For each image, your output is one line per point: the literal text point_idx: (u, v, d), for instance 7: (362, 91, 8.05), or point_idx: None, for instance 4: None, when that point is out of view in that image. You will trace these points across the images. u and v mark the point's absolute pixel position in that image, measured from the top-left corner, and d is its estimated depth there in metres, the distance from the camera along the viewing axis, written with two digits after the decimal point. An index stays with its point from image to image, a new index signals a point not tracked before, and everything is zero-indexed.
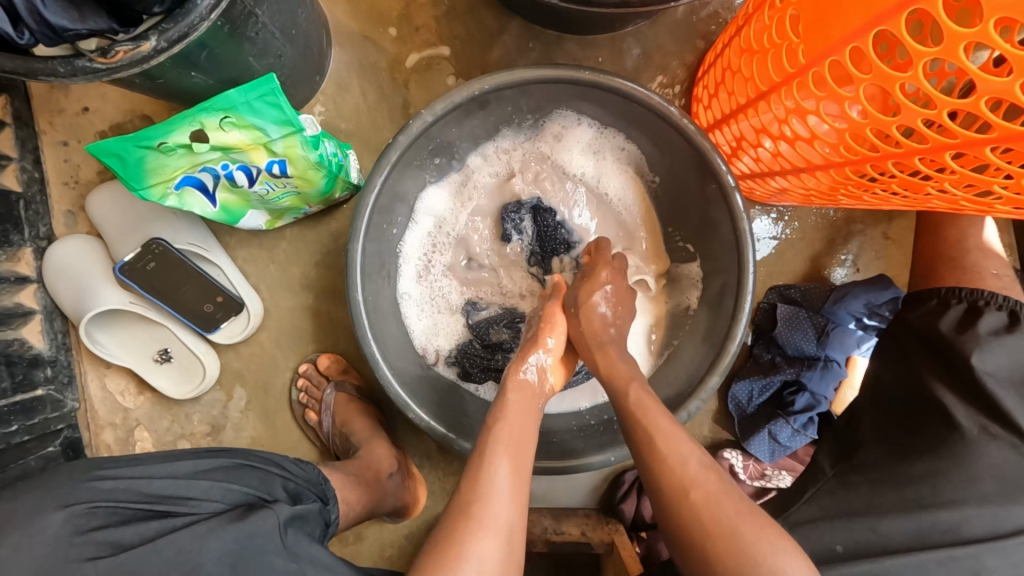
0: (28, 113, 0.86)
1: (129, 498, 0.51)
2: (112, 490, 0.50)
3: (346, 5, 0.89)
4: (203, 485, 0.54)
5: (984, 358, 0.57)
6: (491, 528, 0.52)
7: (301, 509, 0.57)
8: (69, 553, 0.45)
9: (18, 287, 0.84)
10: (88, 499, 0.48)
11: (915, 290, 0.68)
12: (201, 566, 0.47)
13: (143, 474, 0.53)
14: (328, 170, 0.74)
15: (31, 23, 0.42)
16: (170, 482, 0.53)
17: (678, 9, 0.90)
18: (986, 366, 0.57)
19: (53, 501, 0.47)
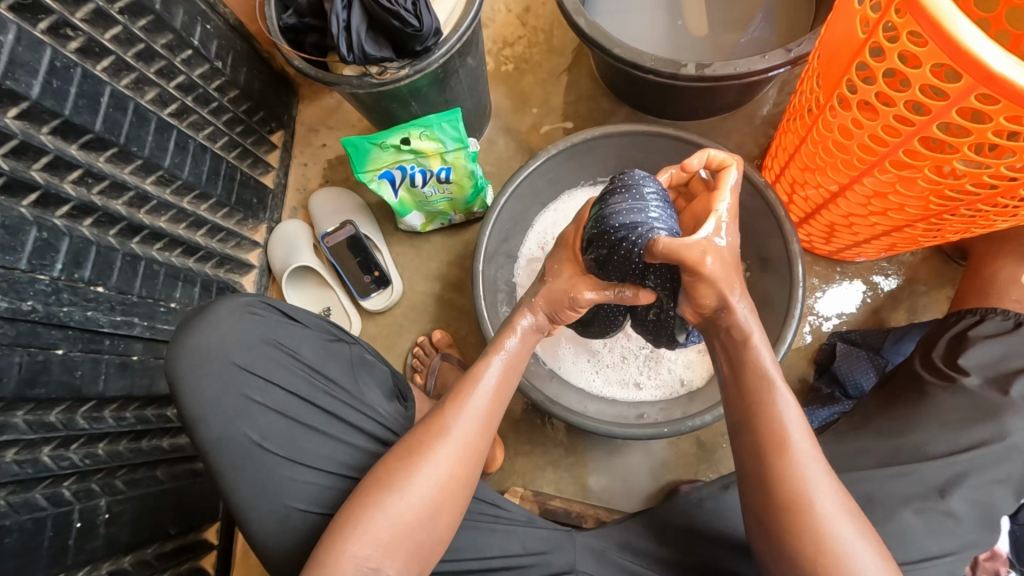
0: (290, 144, 1.31)
1: (281, 307, 0.85)
2: (275, 302, 0.84)
3: (505, 93, 1.28)
4: (319, 323, 0.87)
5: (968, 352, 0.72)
6: (446, 455, 0.66)
7: (371, 365, 0.86)
8: (244, 313, 0.81)
9: (251, 247, 1.21)
10: (264, 299, 0.84)
11: (950, 313, 0.82)
12: (303, 352, 0.82)
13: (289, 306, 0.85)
14: (476, 182, 1.05)
15: (356, 50, 0.78)
16: (303, 315, 0.86)
17: (755, 109, 1.17)
18: (975, 355, 0.72)
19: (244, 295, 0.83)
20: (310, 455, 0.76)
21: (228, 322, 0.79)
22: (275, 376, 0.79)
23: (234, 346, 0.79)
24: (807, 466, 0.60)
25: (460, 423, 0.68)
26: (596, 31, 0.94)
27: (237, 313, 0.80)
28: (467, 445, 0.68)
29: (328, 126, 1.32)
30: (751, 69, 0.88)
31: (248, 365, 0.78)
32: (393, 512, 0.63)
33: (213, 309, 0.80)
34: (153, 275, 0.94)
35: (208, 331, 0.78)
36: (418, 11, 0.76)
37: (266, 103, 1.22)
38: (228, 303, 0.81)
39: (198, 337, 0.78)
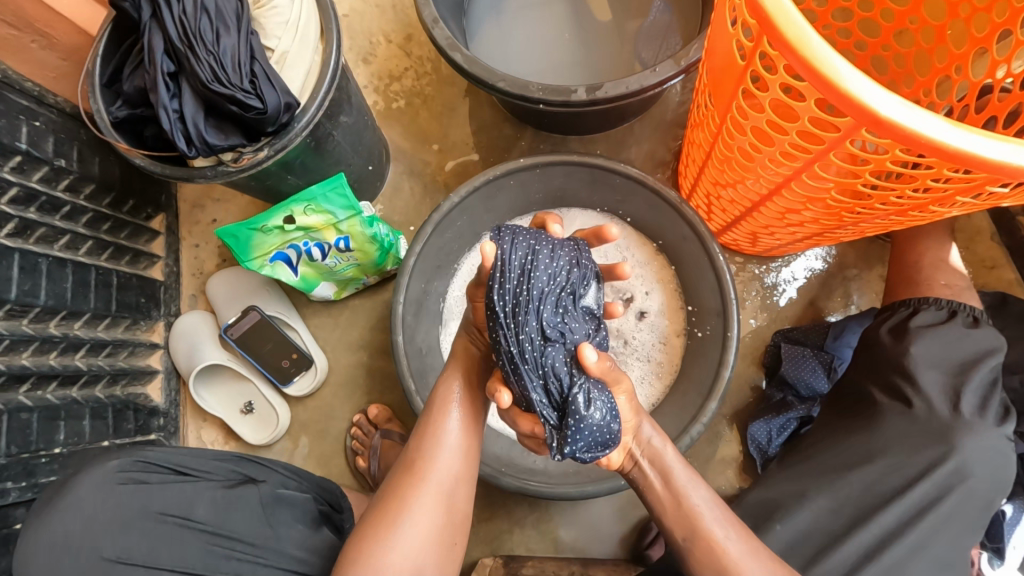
0: (175, 226, 1.18)
1: (162, 462, 0.72)
2: (154, 456, 0.72)
3: (401, 132, 1.19)
4: (215, 464, 0.75)
5: (913, 347, 0.70)
6: (433, 494, 0.67)
7: (290, 495, 0.75)
8: (112, 482, 0.67)
9: (150, 352, 1.09)
10: (140, 455, 0.71)
11: (888, 305, 0.80)
12: (195, 512, 0.69)
13: (178, 453, 0.74)
14: (381, 244, 0.95)
15: (197, 142, 0.67)
16: (193, 459, 0.74)
17: (661, 112, 1.12)
18: (921, 353, 0.70)
19: (112, 459, 0.69)
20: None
21: (91, 504, 0.65)
22: (164, 558, 0.65)
23: (100, 533, 0.64)
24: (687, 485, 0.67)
25: (437, 472, 0.68)
26: (477, 66, 0.86)
27: (103, 488, 0.66)
28: (446, 492, 0.68)
29: (214, 199, 1.19)
30: (644, 85, 0.82)
31: (126, 553, 0.64)
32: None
33: (71, 489, 0.65)
34: (24, 425, 0.81)
35: (64, 522, 0.63)
36: (259, 89, 0.66)
37: (135, 190, 1.08)
38: (91, 474, 0.67)
39: (50, 534, 0.63)
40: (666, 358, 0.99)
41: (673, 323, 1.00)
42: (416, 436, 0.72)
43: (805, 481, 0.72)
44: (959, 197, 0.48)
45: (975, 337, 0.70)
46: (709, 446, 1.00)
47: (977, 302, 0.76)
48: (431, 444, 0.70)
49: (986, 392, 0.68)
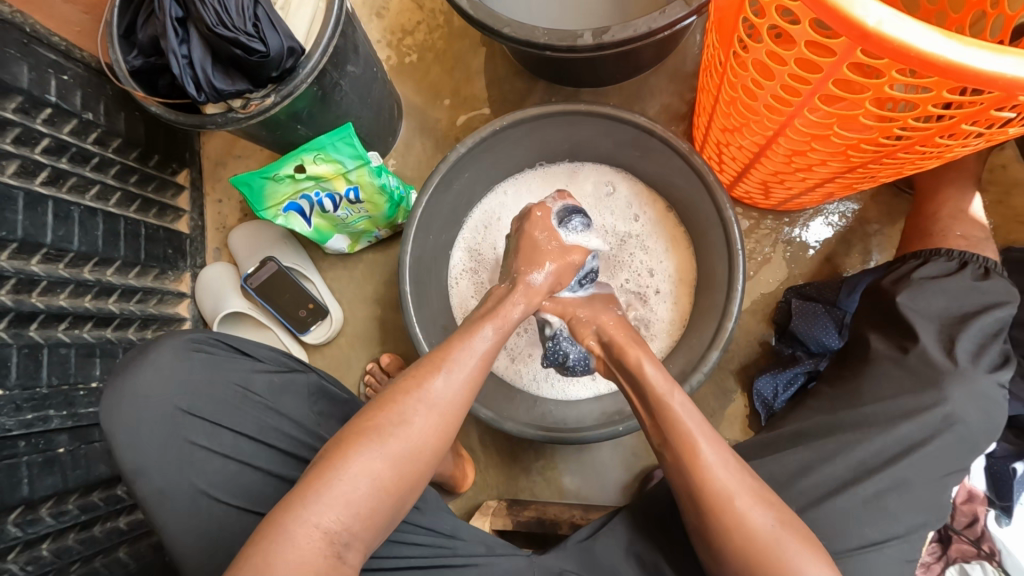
0: (199, 181, 1.22)
1: (231, 340, 0.77)
2: (225, 337, 0.77)
3: (414, 87, 1.18)
4: (271, 351, 0.79)
5: (911, 296, 0.70)
6: (425, 414, 0.62)
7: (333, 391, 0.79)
8: (188, 349, 0.74)
9: (178, 300, 1.15)
10: (213, 333, 0.77)
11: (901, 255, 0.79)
12: (253, 386, 0.75)
13: (240, 339, 0.78)
14: (390, 196, 0.97)
15: (206, 88, 0.70)
16: (254, 345, 0.78)
17: (679, 62, 1.09)
18: (920, 302, 0.70)
19: (189, 332, 0.76)
20: (262, 499, 0.71)
21: (170, 365, 0.73)
22: (225, 419, 0.73)
23: (177, 388, 0.72)
24: (681, 408, 0.64)
25: (423, 406, 0.62)
26: (483, 13, 0.84)
27: (179, 353, 0.73)
28: (449, 407, 0.64)
29: (235, 156, 1.23)
30: (652, 28, 0.80)
31: (196, 409, 0.72)
32: (336, 503, 0.57)
33: (153, 350, 0.73)
34: (62, 360, 0.88)
35: (148, 377, 0.72)
36: (261, 33, 0.68)
37: (161, 145, 1.13)
38: (171, 340, 0.74)
39: (137, 383, 0.72)
40: (676, 315, 0.98)
41: (685, 281, 0.99)
42: (415, 367, 0.65)
43: (800, 430, 0.72)
44: (966, 125, 0.46)
45: (982, 289, 0.69)
46: (714, 401, 1.00)
47: (994, 252, 0.75)
48: (424, 376, 0.64)
49: (985, 340, 0.68)
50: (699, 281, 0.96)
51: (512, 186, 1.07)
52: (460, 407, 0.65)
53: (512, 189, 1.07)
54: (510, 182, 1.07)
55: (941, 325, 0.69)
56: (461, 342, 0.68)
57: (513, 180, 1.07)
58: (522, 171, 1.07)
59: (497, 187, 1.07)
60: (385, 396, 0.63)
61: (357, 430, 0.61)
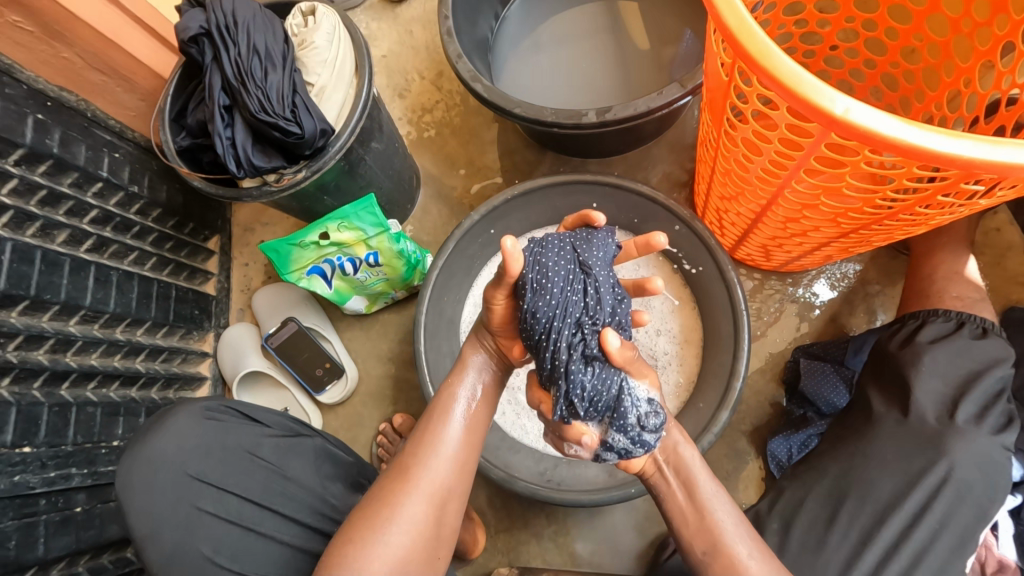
0: (228, 246, 1.30)
1: (241, 406, 0.81)
2: (235, 403, 0.81)
3: (431, 159, 1.27)
4: (278, 416, 0.82)
5: (921, 359, 0.71)
6: (421, 496, 0.64)
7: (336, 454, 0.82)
8: (200, 417, 0.77)
9: (200, 359, 1.19)
10: (225, 400, 0.80)
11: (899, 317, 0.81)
12: (260, 450, 0.77)
13: (249, 406, 0.81)
14: (407, 260, 1.02)
15: (245, 165, 0.77)
16: (262, 411, 0.82)
17: (679, 134, 1.16)
18: (931, 366, 0.70)
19: (203, 399, 0.79)
20: (266, 564, 0.72)
21: (185, 429, 0.76)
22: (233, 483, 0.74)
23: (189, 455, 0.75)
24: (712, 500, 0.65)
25: (416, 500, 0.64)
26: (496, 95, 0.93)
27: (192, 419, 0.77)
28: (439, 486, 0.65)
29: (264, 222, 1.31)
30: (651, 107, 0.87)
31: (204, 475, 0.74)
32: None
33: (170, 416, 0.77)
34: (88, 418, 0.91)
35: (162, 442, 0.75)
36: (298, 117, 0.76)
37: (196, 214, 1.21)
38: (186, 407, 0.78)
39: (149, 449, 0.75)
40: (684, 373, 0.99)
41: (691, 339, 1.00)
42: (407, 454, 0.68)
43: (814, 492, 0.71)
44: (940, 197, 0.50)
45: (979, 349, 0.71)
46: (728, 463, 0.99)
47: (990, 312, 0.76)
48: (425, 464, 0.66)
49: (988, 401, 0.68)
50: (705, 339, 0.98)
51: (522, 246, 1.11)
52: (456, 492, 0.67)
53: None
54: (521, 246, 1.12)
55: (944, 385, 0.69)
56: (448, 419, 0.71)
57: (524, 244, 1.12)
58: (534, 233, 1.12)
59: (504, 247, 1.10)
60: (385, 490, 0.65)
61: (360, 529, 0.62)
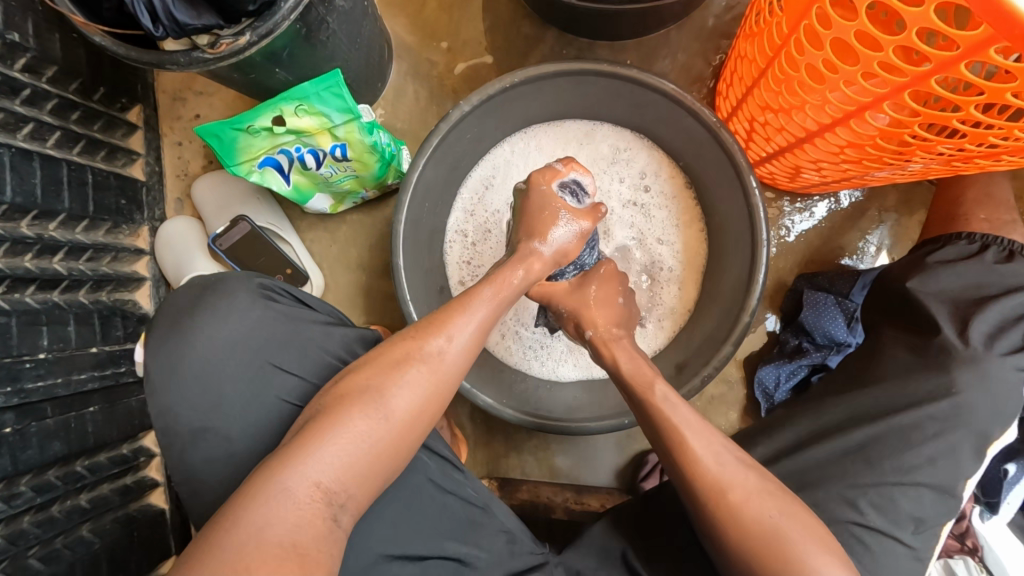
0: (154, 120, 1.07)
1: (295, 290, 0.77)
2: (290, 287, 0.77)
3: (405, 24, 1.04)
4: (332, 306, 0.78)
5: (922, 280, 0.71)
6: (425, 373, 0.56)
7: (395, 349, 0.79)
8: (257, 296, 0.73)
9: (135, 257, 1.03)
10: (279, 283, 0.76)
11: (924, 240, 0.77)
12: (329, 336, 0.72)
13: (304, 291, 0.77)
14: (381, 155, 0.86)
15: (164, 20, 0.57)
16: (319, 298, 0.78)
17: (704, 17, 0.98)
18: (933, 285, 0.71)
19: (259, 279, 0.75)
20: None
21: (242, 308, 0.71)
22: (302, 367, 0.70)
23: (246, 339, 0.71)
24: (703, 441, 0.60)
25: (417, 371, 0.56)
26: None
27: (249, 298, 0.72)
28: (453, 369, 0.58)
29: (197, 92, 1.07)
30: None
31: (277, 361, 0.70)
32: (338, 452, 0.52)
33: (223, 291, 0.72)
34: (2, 329, 0.77)
35: (225, 324, 0.71)
36: None
37: (107, 76, 0.96)
38: (241, 285, 0.73)
39: (209, 330, 0.70)
40: (683, 297, 0.93)
41: (696, 261, 0.93)
42: (421, 322, 0.60)
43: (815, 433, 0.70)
44: None
45: (1003, 272, 0.68)
46: (714, 386, 0.98)
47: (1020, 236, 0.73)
48: (418, 347, 0.57)
49: (1005, 323, 0.67)
50: (712, 263, 0.91)
51: (522, 142, 0.96)
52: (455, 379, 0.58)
53: (516, 152, 0.96)
54: (515, 143, 0.96)
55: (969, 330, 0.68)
56: (464, 310, 0.61)
57: (518, 142, 0.96)
58: (531, 127, 0.96)
59: (506, 142, 0.96)
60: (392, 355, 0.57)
61: (351, 387, 0.55)
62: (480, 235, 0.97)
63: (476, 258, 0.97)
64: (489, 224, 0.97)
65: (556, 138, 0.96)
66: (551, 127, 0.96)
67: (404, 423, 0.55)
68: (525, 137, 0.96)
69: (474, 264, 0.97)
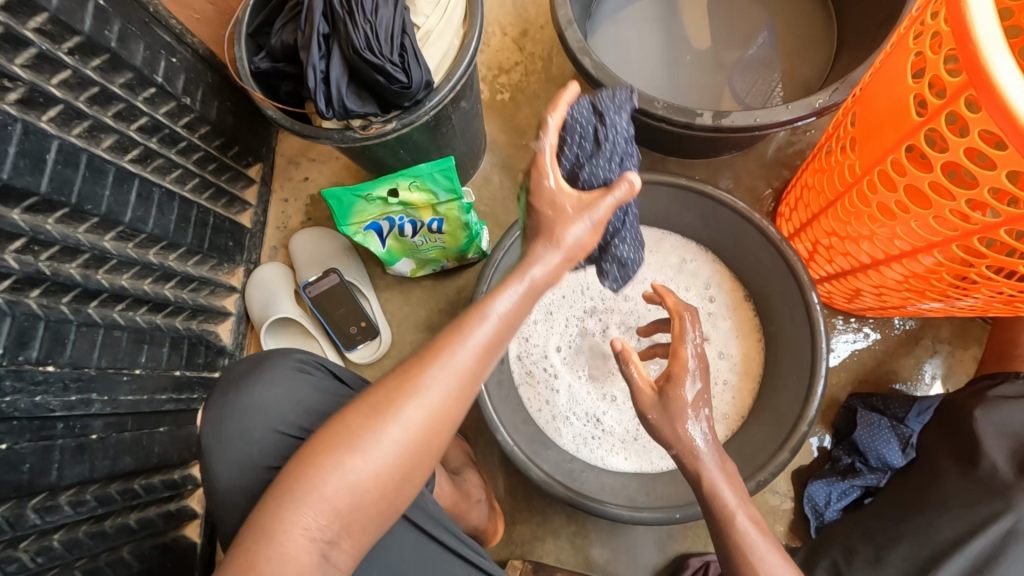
0: (269, 178, 1.21)
1: (333, 366, 0.78)
2: (326, 363, 0.77)
3: (500, 124, 1.19)
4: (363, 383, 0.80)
5: (986, 411, 0.72)
6: (414, 416, 0.50)
7: None
8: (300, 370, 0.73)
9: (226, 294, 1.12)
10: (319, 358, 0.77)
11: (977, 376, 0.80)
12: None
13: (339, 366, 0.79)
14: (471, 232, 0.96)
15: (335, 105, 0.70)
16: (351, 375, 0.79)
17: (767, 148, 1.10)
18: (997, 418, 0.70)
19: (299, 353, 0.75)
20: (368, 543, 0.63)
21: (284, 381, 0.71)
22: None
23: (288, 412, 0.69)
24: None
25: (413, 409, 0.50)
26: (605, 73, 0.85)
27: (292, 371, 0.72)
28: (440, 408, 0.50)
29: (310, 159, 1.22)
30: (774, 120, 0.80)
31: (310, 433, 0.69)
32: (315, 529, 0.48)
33: (268, 365, 0.72)
34: (114, 342, 0.85)
35: (260, 394, 0.70)
36: (406, 65, 0.68)
37: (243, 138, 1.12)
38: (283, 359, 0.73)
39: (252, 399, 0.70)
40: (736, 401, 0.96)
41: (752, 368, 0.97)
42: (408, 358, 0.52)
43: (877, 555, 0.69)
44: None
45: None
46: (762, 495, 0.97)
47: None
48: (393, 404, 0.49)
49: None
50: (768, 371, 0.94)
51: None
52: (450, 412, 0.51)
53: None
54: None
55: None
56: (458, 340, 0.52)
57: None
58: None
59: None
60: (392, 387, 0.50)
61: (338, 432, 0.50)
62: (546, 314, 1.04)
63: (539, 336, 1.03)
64: (556, 305, 1.04)
65: None
66: None
67: (385, 481, 0.50)
68: None
69: (535, 340, 1.03)
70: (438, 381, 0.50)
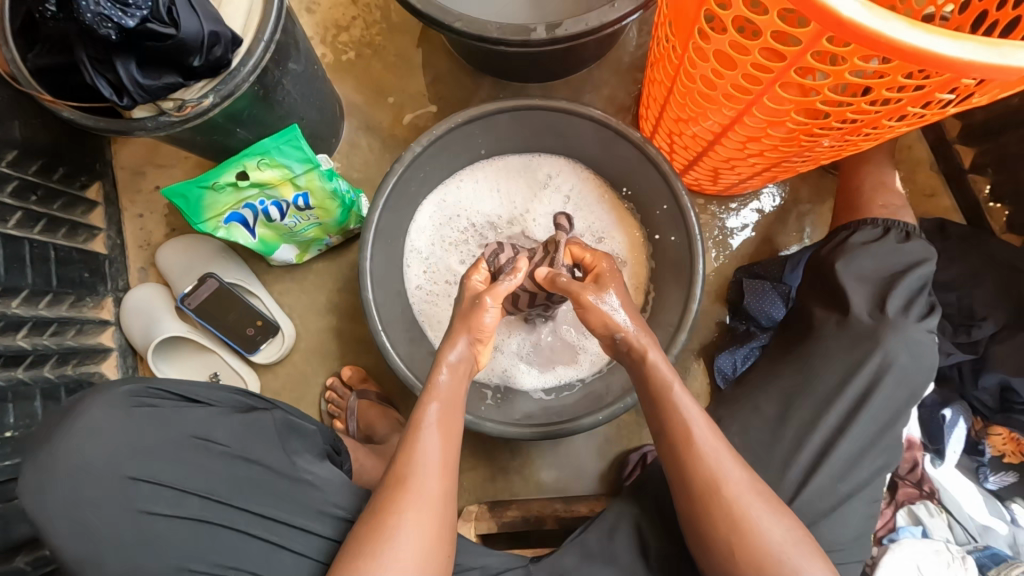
0: (114, 195, 1.10)
1: (176, 387, 0.68)
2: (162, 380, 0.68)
3: (353, 85, 1.13)
4: (221, 393, 0.71)
5: (847, 263, 0.75)
6: (422, 511, 0.60)
7: (301, 427, 0.72)
8: (124, 408, 0.63)
9: (100, 329, 1.03)
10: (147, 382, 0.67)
11: (838, 227, 0.82)
12: (214, 434, 0.66)
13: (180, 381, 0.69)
14: (342, 200, 0.92)
15: (131, 89, 0.63)
16: (201, 386, 0.70)
17: (619, 55, 1.12)
18: (855, 265, 0.74)
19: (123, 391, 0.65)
20: (244, 549, 0.63)
21: (106, 422, 0.62)
22: (188, 477, 0.63)
23: (124, 453, 0.62)
24: (714, 453, 0.64)
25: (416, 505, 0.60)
26: (431, 7, 0.81)
27: (114, 412, 0.63)
28: (437, 492, 0.62)
29: (156, 165, 1.11)
30: (603, 21, 0.81)
31: (145, 474, 0.62)
32: None
33: (79, 409, 0.62)
34: None
35: (82, 449, 0.60)
36: (176, 17, 0.61)
37: (65, 157, 0.99)
38: (100, 398, 0.63)
39: (65, 450, 0.60)
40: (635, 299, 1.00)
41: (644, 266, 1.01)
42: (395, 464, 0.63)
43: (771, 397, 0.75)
44: (908, 108, 0.51)
45: (906, 250, 0.74)
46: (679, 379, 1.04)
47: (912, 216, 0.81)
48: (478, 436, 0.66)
49: (912, 294, 0.73)
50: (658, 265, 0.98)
51: (478, 175, 1.03)
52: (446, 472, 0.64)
53: (470, 184, 1.03)
54: (467, 176, 1.03)
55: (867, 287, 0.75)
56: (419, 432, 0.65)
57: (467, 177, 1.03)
58: (479, 163, 1.04)
59: (458, 176, 1.03)
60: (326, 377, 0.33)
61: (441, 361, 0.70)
62: (444, 262, 1.02)
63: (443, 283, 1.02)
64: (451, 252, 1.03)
65: (501, 168, 1.04)
66: (497, 159, 1.04)
67: (438, 513, 0.61)
68: (475, 171, 1.03)
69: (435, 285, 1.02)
70: (428, 470, 0.62)
